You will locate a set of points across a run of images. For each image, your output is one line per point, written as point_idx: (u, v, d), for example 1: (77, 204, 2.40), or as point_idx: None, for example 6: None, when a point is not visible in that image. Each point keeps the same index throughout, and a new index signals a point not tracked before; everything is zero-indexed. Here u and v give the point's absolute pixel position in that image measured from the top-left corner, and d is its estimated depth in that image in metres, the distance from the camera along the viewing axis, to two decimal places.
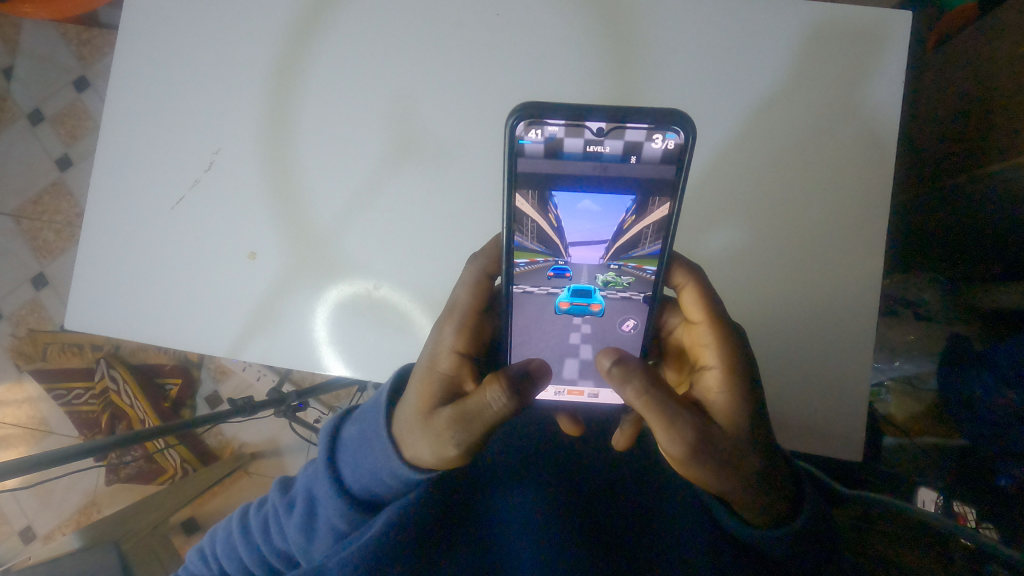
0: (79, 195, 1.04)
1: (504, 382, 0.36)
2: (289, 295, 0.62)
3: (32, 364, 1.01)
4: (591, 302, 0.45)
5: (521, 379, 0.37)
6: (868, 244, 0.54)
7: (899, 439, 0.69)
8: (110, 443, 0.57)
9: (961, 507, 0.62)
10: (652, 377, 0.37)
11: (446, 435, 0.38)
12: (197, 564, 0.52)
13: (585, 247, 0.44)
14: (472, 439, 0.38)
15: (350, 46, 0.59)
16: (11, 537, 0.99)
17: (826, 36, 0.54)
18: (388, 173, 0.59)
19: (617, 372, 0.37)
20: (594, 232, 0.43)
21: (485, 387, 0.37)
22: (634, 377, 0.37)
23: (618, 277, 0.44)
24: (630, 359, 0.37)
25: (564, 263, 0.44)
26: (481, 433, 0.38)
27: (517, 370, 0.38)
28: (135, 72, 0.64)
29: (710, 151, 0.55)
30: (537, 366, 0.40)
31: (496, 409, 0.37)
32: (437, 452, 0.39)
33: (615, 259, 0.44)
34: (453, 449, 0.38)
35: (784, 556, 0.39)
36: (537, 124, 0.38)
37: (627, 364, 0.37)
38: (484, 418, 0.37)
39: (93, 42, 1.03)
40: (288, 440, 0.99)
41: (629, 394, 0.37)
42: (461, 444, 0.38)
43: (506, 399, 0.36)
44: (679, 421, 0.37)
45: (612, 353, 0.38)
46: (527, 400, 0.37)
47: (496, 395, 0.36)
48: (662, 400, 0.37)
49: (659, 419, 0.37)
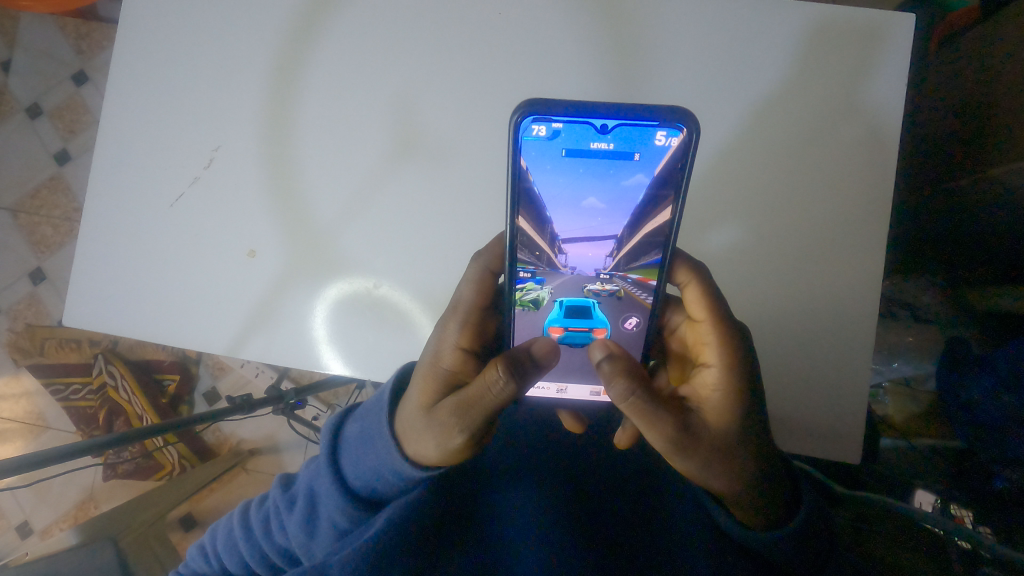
0: (78, 190, 1.03)
1: (504, 362, 0.36)
2: (289, 293, 0.61)
3: (30, 359, 1.01)
4: (590, 331, 0.45)
5: (522, 360, 0.37)
6: (869, 246, 0.54)
7: (895, 441, 0.70)
8: (109, 440, 0.57)
9: (960, 511, 0.62)
10: (641, 379, 0.37)
11: (450, 424, 0.38)
12: (199, 560, 0.53)
13: (592, 247, 0.44)
14: (475, 426, 0.38)
15: (350, 43, 0.59)
16: (8, 532, 0.99)
17: (829, 36, 0.54)
18: (389, 172, 0.59)
19: (607, 368, 0.37)
20: (602, 228, 0.43)
21: (486, 370, 0.37)
22: (625, 372, 0.37)
23: (540, 294, 0.44)
24: (622, 358, 0.38)
25: (535, 272, 0.43)
26: (485, 419, 0.38)
27: (518, 353, 0.38)
28: (136, 66, 0.63)
29: (712, 151, 0.55)
30: (543, 345, 0.39)
31: (497, 391, 0.36)
32: (443, 443, 0.38)
33: (620, 269, 0.44)
34: (457, 438, 0.38)
35: (777, 557, 0.39)
36: (542, 120, 0.38)
37: (618, 361, 0.37)
38: (486, 400, 0.37)
39: (92, 36, 1.03)
40: (287, 437, 0.99)
41: (616, 393, 0.37)
42: (465, 431, 0.38)
43: (506, 380, 0.36)
44: (663, 420, 0.37)
45: (602, 347, 0.39)
46: (527, 384, 0.37)
47: (495, 375, 0.36)
48: (648, 402, 0.37)
49: (644, 417, 0.37)
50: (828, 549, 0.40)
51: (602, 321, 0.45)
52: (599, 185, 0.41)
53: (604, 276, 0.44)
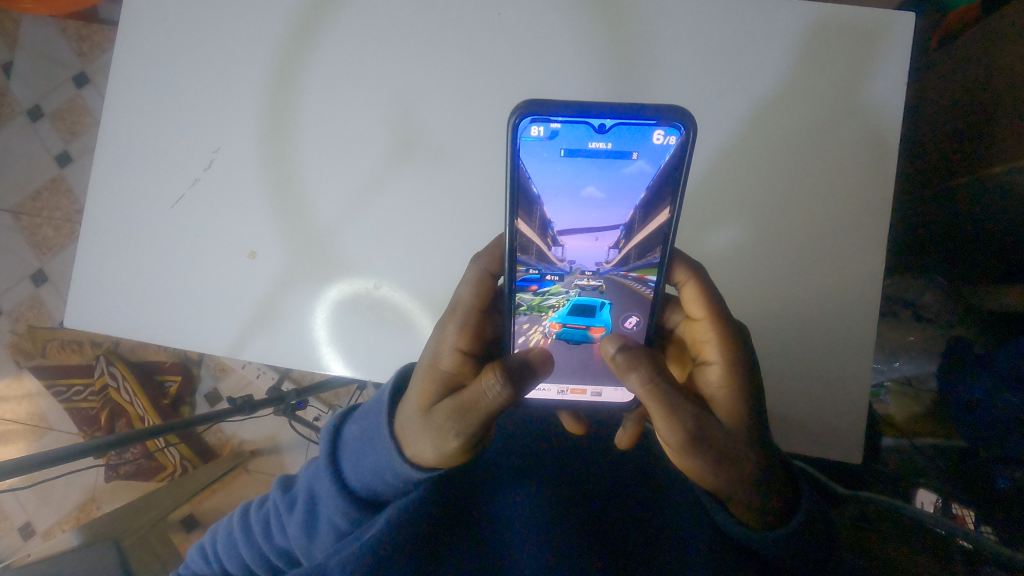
0: (79, 192, 1.03)
1: (500, 370, 0.36)
2: (289, 294, 0.61)
3: (32, 360, 1.01)
4: (589, 330, 0.45)
5: (519, 367, 0.37)
6: (870, 245, 0.54)
7: (898, 439, 0.69)
8: (110, 441, 0.57)
9: (960, 510, 0.63)
10: (658, 365, 0.37)
11: (447, 427, 0.38)
12: (199, 561, 0.53)
13: (590, 247, 0.43)
14: (472, 430, 0.38)
15: (349, 45, 0.59)
16: (10, 533, 0.99)
17: (828, 35, 0.54)
18: (389, 172, 0.59)
19: (622, 360, 0.37)
20: (598, 228, 0.43)
21: (482, 377, 0.37)
22: (640, 366, 0.37)
23: (542, 301, 0.44)
24: (637, 348, 0.37)
25: (530, 273, 0.43)
26: (482, 423, 0.38)
27: (515, 359, 0.38)
28: (136, 68, 0.64)
29: (712, 151, 0.55)
30: (539, 354, 0.39)
31: (492, 398, 0.37)
32: (439, 447, 0.39)
33: (620, 269, 0.44)
34: (454, 441, 0.38)
35: (779, 557, 0.38)
36: (541, 120, 0.38)
37: (631, 350, 0.37)
38: (482, 407, 0.37)
39: (93, 38, 1.03)
40: (288, 438, 0.99)
41: (636, 379, 0.37)
42: (461, 435, 0.38)
43: (502, 387, 0.36)
44: (672, 413, 0.37)
45: (616, 339, 0.38)
46: (526, 389, 0.38)
47: (492, 382, 0.36)
48: (668, 389, 0.37)
49: (662, 404, 0.37)
50: (829, 550, 0.40)
51: (602, 322, 0.45)
52: (596, 184, 0.41)
53: (587, 274, 0.44)
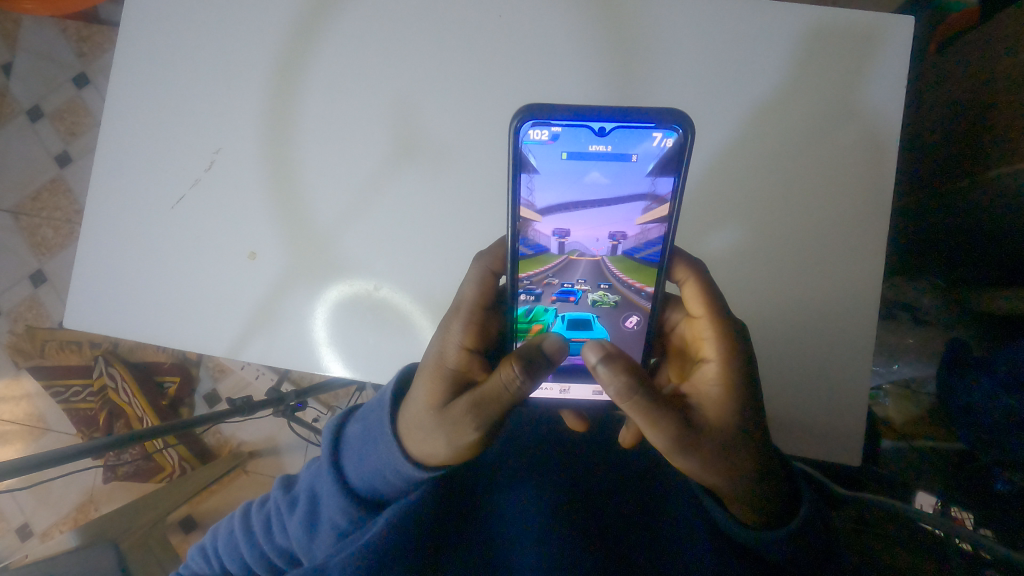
0: (79, 192, 1.03)
1: (518, 361, 0.36)
2: (289, 294, 0.61)
3: (30, 361, 1.01)
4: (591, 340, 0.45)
5: (533, 357, 0.37)
6: (869, 247, 0.54)
7: (896, 442, 0.70)
8: (110, 443, 0.56)
9: (959, 512, 0.62)
10: (639, 377, 0.37)
11: (466, 422, 0.38)
12: (199, 561, 0.53)
13: (589, 238, 0.43)
14: (491, 422, 0.38)
15: (350, 46, 0.59)
16: (8, 534, 0.99)
17: (829, 38, 0.54)
18: (389, 173, 0.59)
19: (604, 372, 0.37)
20: (604, 223, 0.43)
21: (499, 369, 0.37)
22: (628, 373, 0.37)
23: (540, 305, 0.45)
24: (620, 357, 0.37)
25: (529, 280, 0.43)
26: (502, 416, 0.38)
27: (527, 347, 0.38)
28: (137, 69, 0.64)
29: (712, 153, 0.55)
30: (553, 341, 0.38)
31: (513, 388, 0.37)
32: (454, 441, 0.38)
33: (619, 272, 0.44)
34: (472, 434, 0.38)
35: (777, 557, 0.38)
36: (542, 124, 0.39)
37: (615, 361, 0.37)
38: (503, 399, 0.37)
39: (93, 38, 1.03)
40: (286, 439, 0.99)
41: (616, 392, 0.37)
42: (479, 428, 0.38)
43: (522, 377, 0.36)
44: (663, 417, 0.37)
45: (597, 349, 0.38)
46: (540, 380, 0.37)
47: (512, 374, 0.36)
48: (649, 400, 0.37)
49: (645, 414, 0.37)
50: (829, 550, 0.40)
51: (606, 329, 0.45)
52: (599, 184, 0.41)
53: (589, 283, 0.45)
